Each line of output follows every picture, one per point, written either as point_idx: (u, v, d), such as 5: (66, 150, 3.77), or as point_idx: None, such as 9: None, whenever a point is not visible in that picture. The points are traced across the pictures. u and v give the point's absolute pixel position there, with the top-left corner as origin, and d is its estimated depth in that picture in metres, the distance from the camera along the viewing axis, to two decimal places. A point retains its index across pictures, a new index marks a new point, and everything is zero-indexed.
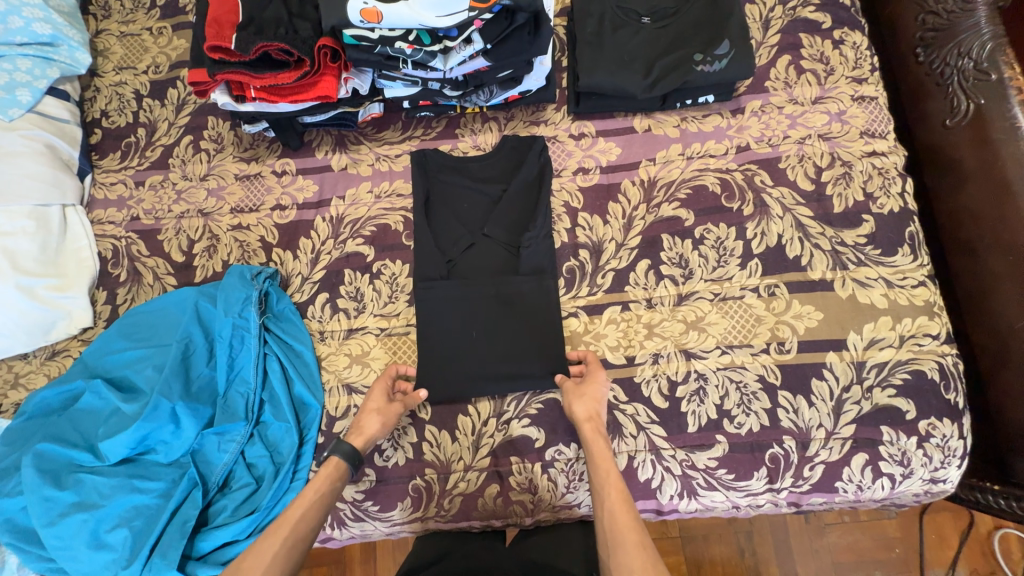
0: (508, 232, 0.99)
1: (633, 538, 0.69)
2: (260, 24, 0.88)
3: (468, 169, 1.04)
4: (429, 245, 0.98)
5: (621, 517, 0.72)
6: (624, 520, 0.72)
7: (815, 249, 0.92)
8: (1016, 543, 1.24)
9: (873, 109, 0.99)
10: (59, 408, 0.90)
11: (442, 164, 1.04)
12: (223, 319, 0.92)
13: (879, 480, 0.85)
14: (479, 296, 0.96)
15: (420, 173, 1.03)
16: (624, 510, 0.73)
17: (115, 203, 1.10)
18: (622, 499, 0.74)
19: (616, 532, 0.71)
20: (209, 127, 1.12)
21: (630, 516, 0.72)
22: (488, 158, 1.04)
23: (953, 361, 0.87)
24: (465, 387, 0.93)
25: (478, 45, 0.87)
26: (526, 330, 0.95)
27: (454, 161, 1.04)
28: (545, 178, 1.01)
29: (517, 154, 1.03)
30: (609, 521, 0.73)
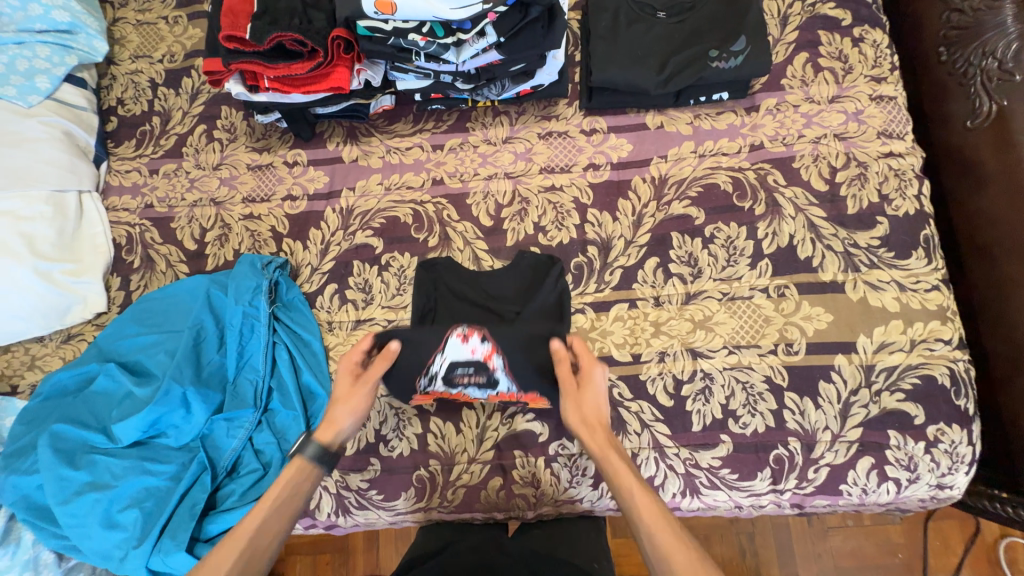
0: (515, 355, 0.88)
1: (681, 553, 0.64)
2: (275, 14, 0.88)
3: (474, 277, 0.98)
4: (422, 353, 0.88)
5: (663, 526, 0.66)
6: (666, 530, 0.66)
7: (827, 250, 0.91)
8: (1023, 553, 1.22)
9: (891, 109, 0.97)
10: (74, 390, 0.92)
11: (450, 274, 0.98)
12: (234, 307, 0.93)
13: (885, 484, 0.85)
14: None
15: (423, 287, 0.97)
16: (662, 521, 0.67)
17: (130, 190, 1.11)
18: (655, 509, 0.68)
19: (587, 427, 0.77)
20: (222, 117, 1.13)
21: (670, 529, 0.66)
22: (500, 279, 0.97)
23: (964, 367, 0.86)
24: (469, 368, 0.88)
25: (491, 38, 0.85)
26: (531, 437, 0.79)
27: (461, 270, 0.98)
28: (565, 308, 0.94)
29: (533, 271, 0.97)
30: (651, 538, 0.66)
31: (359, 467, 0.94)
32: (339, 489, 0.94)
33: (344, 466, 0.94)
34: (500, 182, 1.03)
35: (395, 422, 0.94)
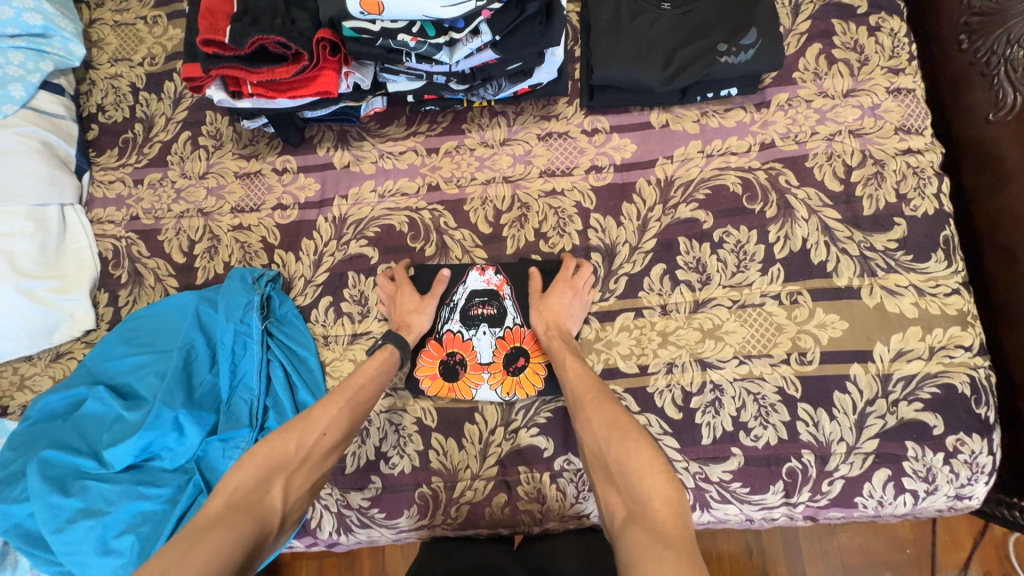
0: None
1: (590, 394, 0.78)
2: (255, 14, 0.83)
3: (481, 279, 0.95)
4: None
5: (579, 377, 0.81)
6: (579, 379, 0.81)
7: (842, 254, 0.87)
8: None
9: (909, 102, 0.92)
10: (63, 413, 0.89)
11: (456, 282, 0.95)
12: (225, 325, 0.90)
13: (901, 496, 0.82)
14: None
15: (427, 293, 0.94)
16: (579, 371, 0.82)
17: (114, 201, 1.07)
18: (575, 364, 0.83)
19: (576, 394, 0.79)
20: (207, 123, 1.08)
21: (585, 384, 0.80)
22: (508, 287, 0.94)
23: (985, 375, 0.83)
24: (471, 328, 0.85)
25: (486, 37, 0.80)
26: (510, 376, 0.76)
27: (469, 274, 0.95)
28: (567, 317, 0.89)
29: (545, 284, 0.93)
30: (567, 384, 0.81)
31: (360, 485, 0.91)
32: (339, 508, 0.92)
33: (344, 484, 0.92)
34: (498, 186, 0.99)
35: (395, 439, 0.92)
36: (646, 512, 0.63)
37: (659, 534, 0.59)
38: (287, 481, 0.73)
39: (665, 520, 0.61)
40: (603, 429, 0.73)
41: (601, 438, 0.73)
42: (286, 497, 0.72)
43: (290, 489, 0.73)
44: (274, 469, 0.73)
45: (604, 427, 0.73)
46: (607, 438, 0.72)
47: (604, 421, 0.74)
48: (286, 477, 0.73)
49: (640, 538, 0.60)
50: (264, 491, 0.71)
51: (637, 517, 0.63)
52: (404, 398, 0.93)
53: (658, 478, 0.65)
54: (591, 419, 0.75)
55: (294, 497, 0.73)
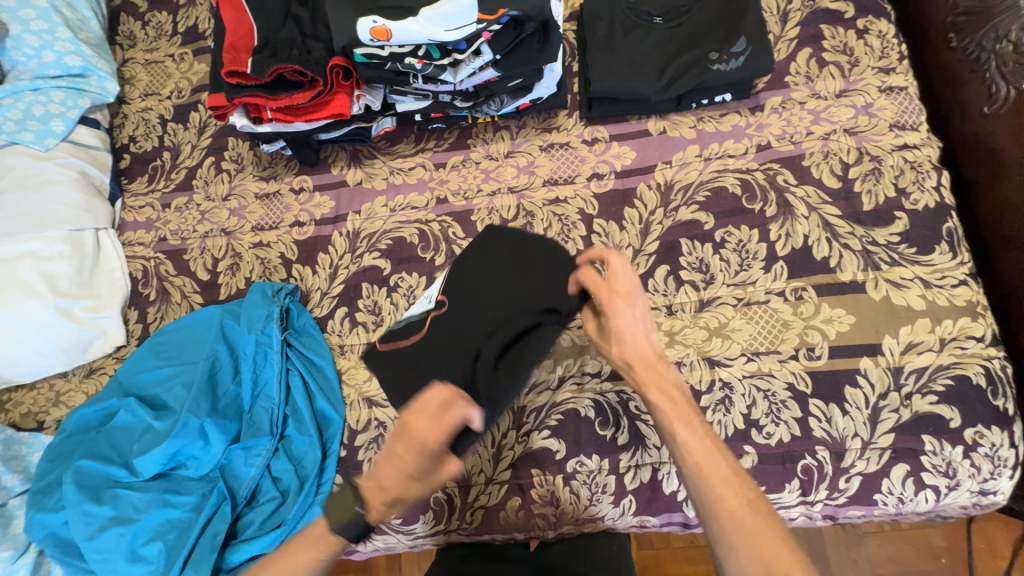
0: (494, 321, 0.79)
1: (728, 500, 0.61)
2: (275, 46, 0.90)
3: (461, 315, 0.80)
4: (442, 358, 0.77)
5: (711, 472, 0.64)
6: (717, 481, 0.63)
7: (844, 249, 0.88)
8: None
9: (902, 100, 0.94)
10: (96, 425, 0.93)
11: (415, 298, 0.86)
12: (247, 336, 0.94)
13: (922, 492, 0.81)
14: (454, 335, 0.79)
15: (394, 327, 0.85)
16: (709, 460, 0.64)
17: (144, 225, 1.14)
18: (704, 452, 0.65)
19: (709, 498, 0.63)
20: (229, 148, 1.15)
21: (721, 483, 0.62)
22: (455, 270, 0.84)
23: (1000, 365, 0.82)
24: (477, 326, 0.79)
25: (487, 57, 0.85)
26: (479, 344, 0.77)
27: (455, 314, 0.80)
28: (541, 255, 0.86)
29: (509, 249, 0.83)
30: (696, 481, 0.64)
31: None
32: None
33: None
34: (504, 197, 1.02)
35: None
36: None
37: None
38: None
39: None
40: (755, 563, 0.57)
41: (754, 570, 0.57)
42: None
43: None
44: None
45: (754, 555, 0.57)
46: (762, 573, 0.56)
47: (752, 548, 0.58)
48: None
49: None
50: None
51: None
52: None
53: None
54: (735, 539, 0.59)
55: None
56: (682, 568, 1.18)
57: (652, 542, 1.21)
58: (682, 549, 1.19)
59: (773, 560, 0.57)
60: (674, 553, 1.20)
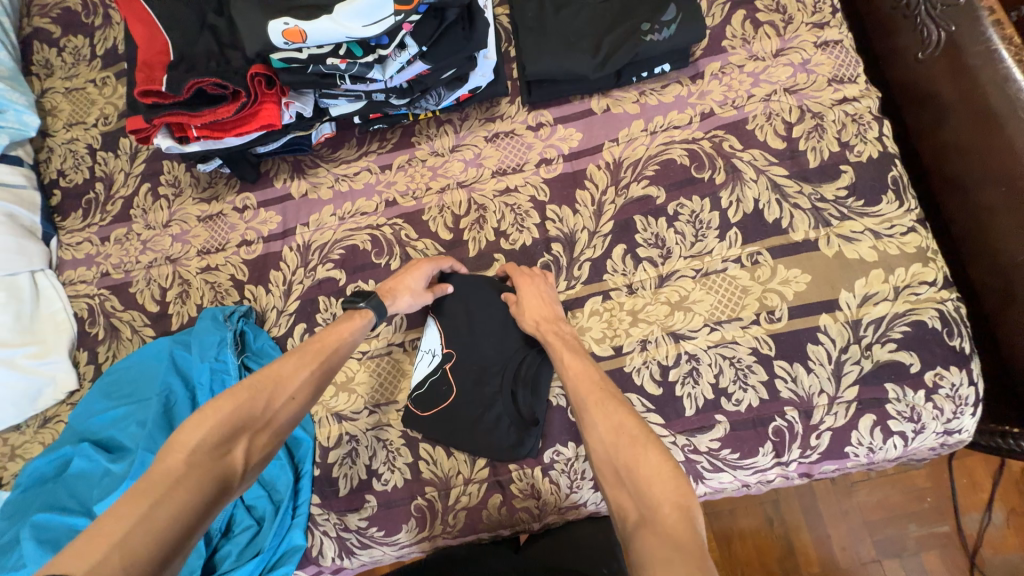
0: (508, 361, 0.91)
1: (594, 395, 0.73)
2: (191, 60, 0.86)
3: (477, 362, 0.92)
4: (475, 396, 0.90)
5: (584, 379, 0.76)
6: (587, 387, 0.75)
7: (794, 209, 0.88)
8: None
9: (838, 54, 0.94)
10: (51, 477, 0.89)
11: (426, 392, 0.92)
12: (201, 365, 0.91)
13: (891, 439, 0.82)
14: (494, 401, 0.90)
15: (421, 395, 0.92)
16: (583, 373, 0.77)
17: (84, 261, 1.09)
18: (580, 368, 0.78)
19: (580, 397, 0.74)
20: (165, 172, 1.10)
21: (589, 383, 0.75)
22: (442, 320, 0.94)
23: (954, 307, 0.83)
24: (491, 367, 0.91)
25: (413, 49, 0.83)
26: (513, 384, 0.90)
27: (484, 415, 0.89)
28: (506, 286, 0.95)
29: (488, 300, 0.94)
30: (573, 386, 0.76)
31: (356, 505, 0.91)
32: (339, 531, 0.91)
33: (340, 508, 0.91)
34: (454, 192, 1.00)
35: (385, 454, 0.92)
36: (654, 514, 0.58)
37: (672, 540, 0.54)
38: (250, 441, 0.72)
39: (673, 522, 0.56)
40: (608, 434, 0.68)
41: (607, 440, 0.67)
42: (248, 459, 0.71)
43: (252, 449, 0.72)
44: (238, 430, 0.70)
45: (609, 429, 0.68)
46: (613, 440, 0.67)
47: (609, 425, 0.69)
48: (249, 437, 0.71)
49: (648, 542, 0.55)
50: (225, 452, 0.68)
51: (645, 521, 0.58)
52: (388, 412, 0.93)
53: (668, 482, 0.60)
54: (597, 420, 0.70)
55: (256, 459, 0.72)
56: None
57: None
58: None
59: (622, 431, 0.68)
60: None
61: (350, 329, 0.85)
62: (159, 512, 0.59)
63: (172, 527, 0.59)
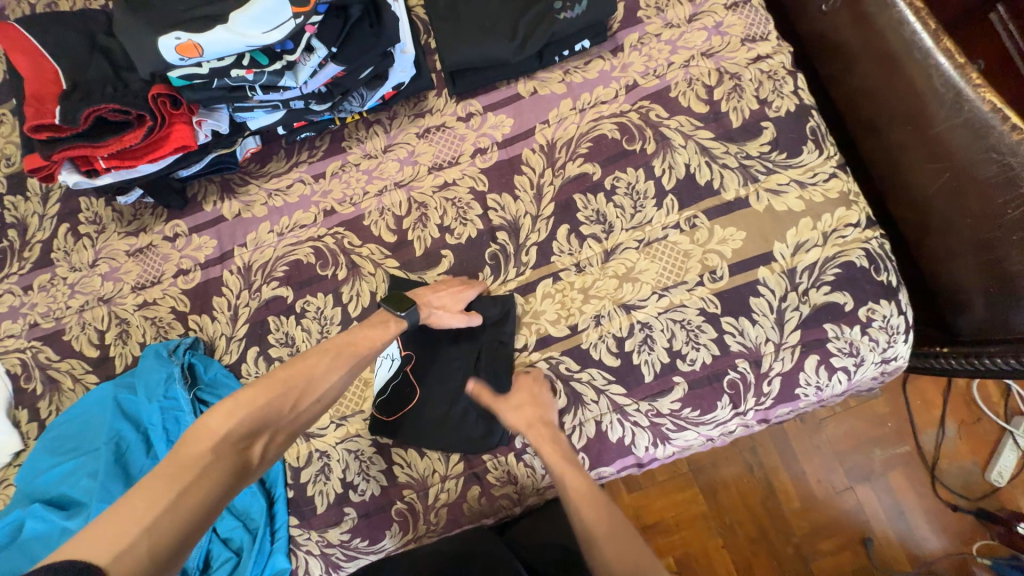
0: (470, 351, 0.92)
1: (602, 525, 0.77)
2: (85, 87, 0.81)
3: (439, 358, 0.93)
4: (440, 392, 0.91)
5: (588, 504, 0.79)
6: (592, 512, 0.78)
7: (723, 169, 0.91)
8: (993, 388, 1.31)
9: (748, 13, 0.96)
10: (5, 544, 0.83)
11: (395, 393, 0.92)
12: (150, 406, 0.88)
13: (835, 375, 0.87)
14: (458, 393, 0.90)
15: (387, 396, 0.92)
16: (586, 495, 0.80)
17: (8, 314, 1.02)
18: (583, 488, 0.80)
19: (586, 525, 0.78)
20: (83, 209, 1.04)
21: (593, 506, 0.78)
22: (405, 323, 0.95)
23: (878, 244, 0.88)
24: (456, 362, 0.92)
25: (321, 51, 0.80)
26: (476, 372, 0.91)
27: (450, 412, 0.90)
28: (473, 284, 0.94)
29: None
30: (578, 514, 0.79)
31: (336, 520, 0.90)
32: (322, 548, 0.91)
33: (320, 525, 0.91)
34: (392, 193, 0.98)
35: (358, 465, 0.91)
36: None
37: None
38: (270, 439, 0.72)
39: None
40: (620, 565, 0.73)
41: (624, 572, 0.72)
42: (265, 454, 0.72)
43: (272, 445, 0.73)
44: (259, 426, 0.71)
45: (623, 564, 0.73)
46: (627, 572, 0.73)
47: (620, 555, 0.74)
48: (270, 435, 0.72)
49: None
50: (247, 446, 0.69)
51: None
52: (355, 423, 0.92)
53: None
54: (609, 553, 0.74)
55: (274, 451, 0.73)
56: (670, 498, 1.32)
57: (641, 484, 1.33)
58: (668, 482, 1.32)
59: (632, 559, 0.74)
60: (661, 488, 1.33)
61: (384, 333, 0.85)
62: (186, 502, 0.60)
63: (196, 518, 0.61)
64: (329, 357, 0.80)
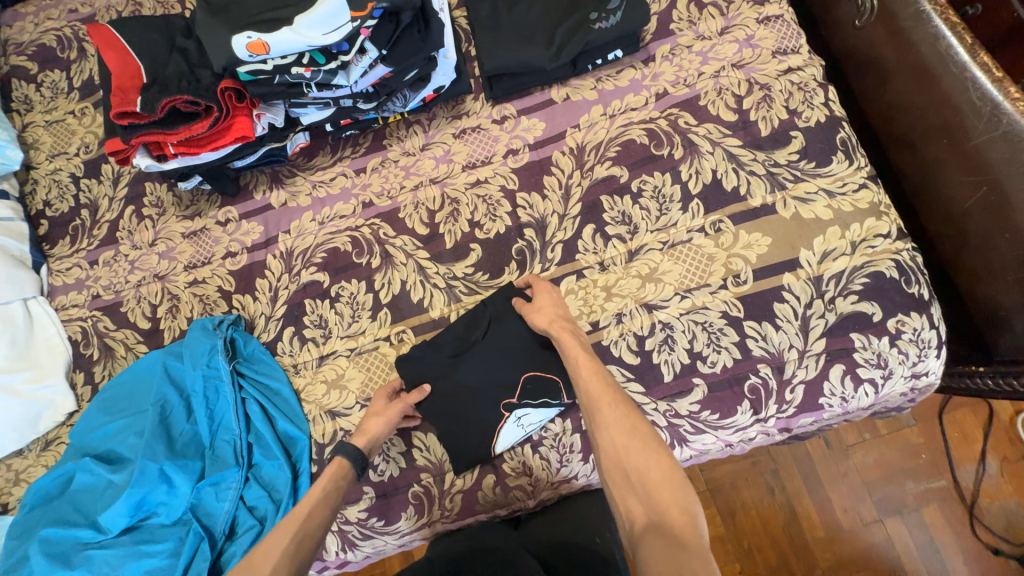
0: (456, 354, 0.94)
1: (605, 396, 0.74)
2: (163, 81, 0.90)
3: (451, 366, 0.93)
4: (505, 361, 0.92)
5: (595, 378, 0.76)
6: (595, 385, 0.75)
7: (750, 176, 0.92)
8: None
9: (780, 27, 0.98)
10: (57, 494, 0.91)
11: (534, 392, 0.90)
12: (193, 373, 0.94)
13: (862, 387, 0.85)
14: (491, 348, 0.93)
15: (546, 398, 0.89)
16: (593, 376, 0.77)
17: (74, 285, 1.12)
18: (592, 366, 0.78)
19: (591, 397, 0.75)
20: (148, 194, 1.13)
21: (597, 381, 0.76)
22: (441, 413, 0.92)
23: (909, 256, 0.87)
24: (470, 356, 0.93)
25: (373, 53, 0.87)
26: (479, 348, 0.93)
27: (511, 351, 0.93)
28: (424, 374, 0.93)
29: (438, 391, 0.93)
30: (582, 385, 0.77)
31: (355, 498, 0.93)
32: (340, 525, 0.94)
33: None
34: (427, 189, 1.04)
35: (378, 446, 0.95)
36: (665, 520, 0.60)
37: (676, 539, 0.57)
38: None
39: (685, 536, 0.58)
40: (620, 435, 0.69)
41: (619, 440, 0.68)
42: None
43: None
44: None
45: (622, 431, 0.69)
46: (621, 439, 0.68)
47: (623, 427, 0.69)
48: None
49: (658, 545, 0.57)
50: None
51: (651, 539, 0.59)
52: None
53: (673, 490, 0.62)
54: (609, 421, 0.71)
55: None
56: None
57: None
58: None
59: (636, 433, 0.69)
60: None
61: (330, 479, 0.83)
62: None
63: None
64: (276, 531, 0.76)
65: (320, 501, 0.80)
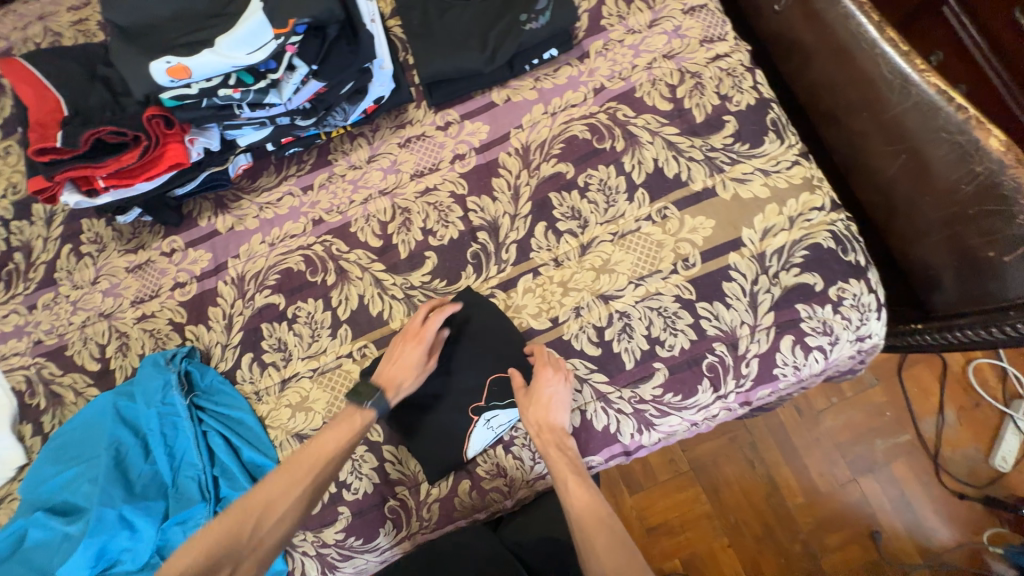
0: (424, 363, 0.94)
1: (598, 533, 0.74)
2: (86, 113, 0.87)
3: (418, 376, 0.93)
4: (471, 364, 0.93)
5: (590, 512, 0.76)
6: (590, 519, 0.76)
7: (690, 162, 0.95)
8: (988, 369, 1.32)
9: (705, 17, 1.02)
10: (10, 554, 0.86)
11: (501, 393, 0.91)
12: (148, 412, 0.91)
13: (811, 354, 0.89)
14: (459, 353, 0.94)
15: (512, 397, 0.92)
16: (589, 507, 0.77)
17: (13, 333, 1.06)
18: (588, 498, 0.78)
19: (586, 534, 0.75)
20: (85, 230, 1.09)
21: (591, 517, 0.76)
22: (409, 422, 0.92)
23: (843, 225, 0.91)
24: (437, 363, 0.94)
25: (303, 69, 0.87)
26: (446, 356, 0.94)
27: (476, 356, 0.93)
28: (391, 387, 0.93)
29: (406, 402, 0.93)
30: (575, 519, 0.77)
31: (330, 519, 0.92)
32: (318, 549, 0.92)
33: (314, 525, 0.92)
34: (377, 201, 1.03)
35: (350, 464, 0.93)
36: None
37: None
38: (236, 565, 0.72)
39: None
40: None
41: None
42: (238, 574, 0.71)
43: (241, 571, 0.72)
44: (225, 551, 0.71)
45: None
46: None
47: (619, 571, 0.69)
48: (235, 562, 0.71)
49: None
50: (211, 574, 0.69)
51: None
52: None
53: None
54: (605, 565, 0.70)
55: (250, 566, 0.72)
56: (672, 496, 1.32)
57: (641, 483, 1.33)
58: (669, 480, 1.33)
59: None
60: (662, 487, 1.32)
61: (350, 431, 0.83)
62: None
63: None
64: (293, 468, 0.79)
65: (335, 445, 0.82)
